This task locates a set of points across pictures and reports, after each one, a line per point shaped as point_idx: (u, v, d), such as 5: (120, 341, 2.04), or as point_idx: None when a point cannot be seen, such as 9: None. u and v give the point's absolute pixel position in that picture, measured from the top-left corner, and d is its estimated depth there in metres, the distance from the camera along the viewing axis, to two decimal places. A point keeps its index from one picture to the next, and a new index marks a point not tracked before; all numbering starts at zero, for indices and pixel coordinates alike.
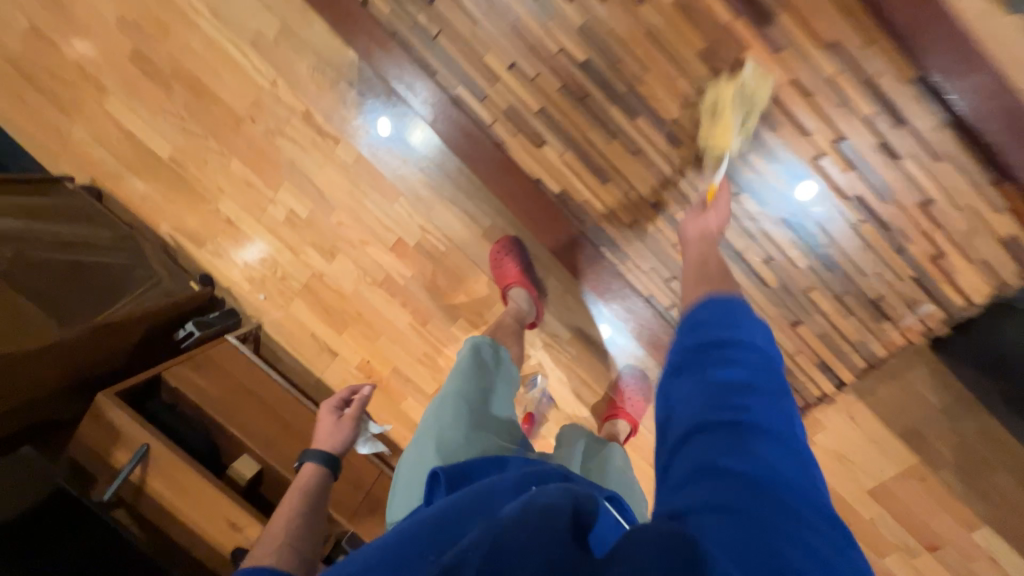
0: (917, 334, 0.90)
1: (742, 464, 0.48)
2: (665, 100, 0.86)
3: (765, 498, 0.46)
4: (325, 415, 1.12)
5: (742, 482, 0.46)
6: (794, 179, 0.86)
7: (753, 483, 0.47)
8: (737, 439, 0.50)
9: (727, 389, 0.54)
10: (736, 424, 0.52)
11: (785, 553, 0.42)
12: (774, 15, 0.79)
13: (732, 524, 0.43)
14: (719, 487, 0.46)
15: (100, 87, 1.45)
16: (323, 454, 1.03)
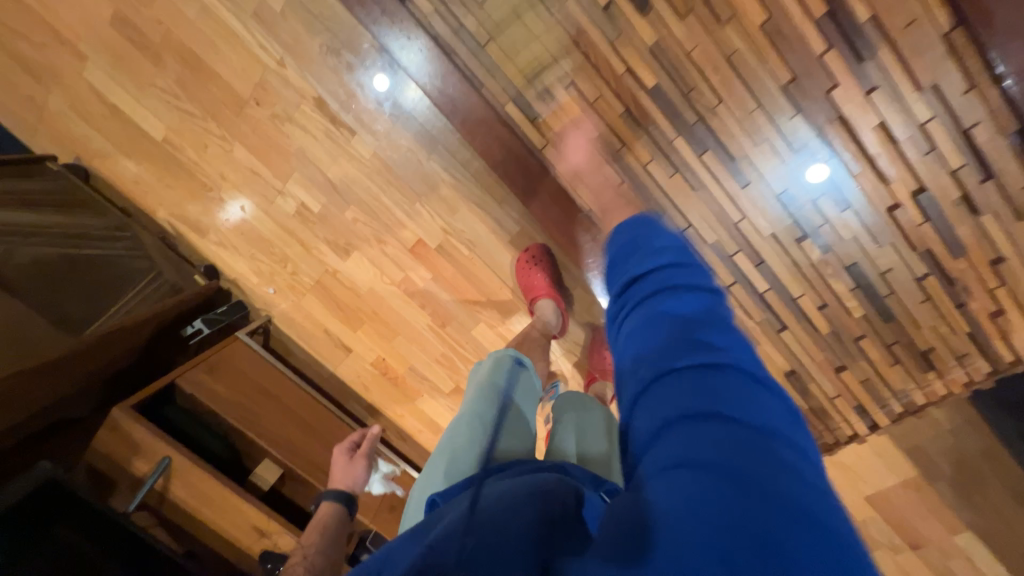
0: (961, 386, 0.89)
1: (712, 402, 0.39)
2: (737, 133, 0.79)
3: (740, 442, 0.36)
4: (338, 458, 1.23)
5: (712, 433, 0.37)
6: (863, 227, 0.81)
7: (722, 427, 0.37)
8: (694, 372, 0.42)
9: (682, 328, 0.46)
10: (690, 366, 0.43)
11: (768, 496, 0.31)
12: (872, 49, 0.71)
13: (699, 474, 0.34)
14: (689, 441, 0.37)
15: (79, 53, 1.28)
16: (340, 491, 1.12)
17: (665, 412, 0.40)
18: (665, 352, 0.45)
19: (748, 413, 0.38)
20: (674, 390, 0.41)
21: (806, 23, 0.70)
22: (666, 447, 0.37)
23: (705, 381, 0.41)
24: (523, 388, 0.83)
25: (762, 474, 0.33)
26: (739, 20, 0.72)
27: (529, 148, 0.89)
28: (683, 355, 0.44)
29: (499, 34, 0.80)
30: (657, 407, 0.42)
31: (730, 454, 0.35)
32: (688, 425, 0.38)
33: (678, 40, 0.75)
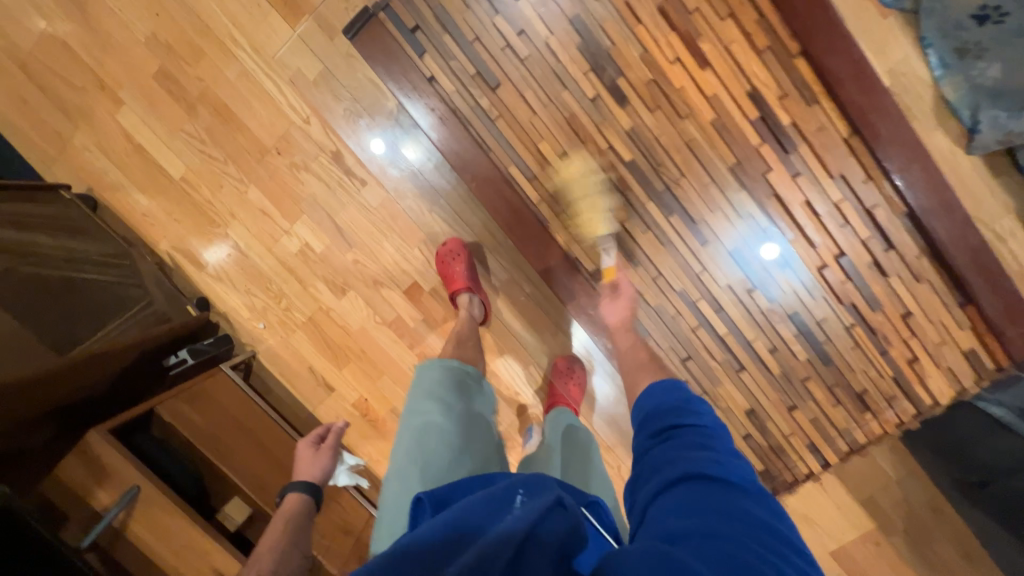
0: (894, 426, 1.02)
1: (734, 504, 0.56)
2: (697, 203, 0.96)
3: (742, 525, 0.52)
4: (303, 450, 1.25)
5: (724, 516, 0.53)
6: (801, 283, 0.97)
7: (728, 512, 0.53)
8: (719, 483, 0.58)
9: (704, 445, 0.65)
10: (708, 473, 0.60)
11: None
12: (795, 145, 0.91)
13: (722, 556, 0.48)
14: (713, 524, 0.53)
15: (116, 98, 1.40)
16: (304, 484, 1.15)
17: (691, 499, 0.57)
18: (698, 459, 0.62)
19: (747, 508, 0.55)
20: (699, 487, 0.58)
21: (745, 123, 0.91)
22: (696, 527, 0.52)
23: (723, 488, 0.57)
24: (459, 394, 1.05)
25: (763, 554, 0.49)
26: (695, 117, 0.92)
27: (526, 203, 1.00)
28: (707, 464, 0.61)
29: (506, 111, 0.95)
30: (679, 493, 0.58)
31: (735, 533, 0.51)
32: (707, 507, 0.54)
33: (648, 127, 0.93)
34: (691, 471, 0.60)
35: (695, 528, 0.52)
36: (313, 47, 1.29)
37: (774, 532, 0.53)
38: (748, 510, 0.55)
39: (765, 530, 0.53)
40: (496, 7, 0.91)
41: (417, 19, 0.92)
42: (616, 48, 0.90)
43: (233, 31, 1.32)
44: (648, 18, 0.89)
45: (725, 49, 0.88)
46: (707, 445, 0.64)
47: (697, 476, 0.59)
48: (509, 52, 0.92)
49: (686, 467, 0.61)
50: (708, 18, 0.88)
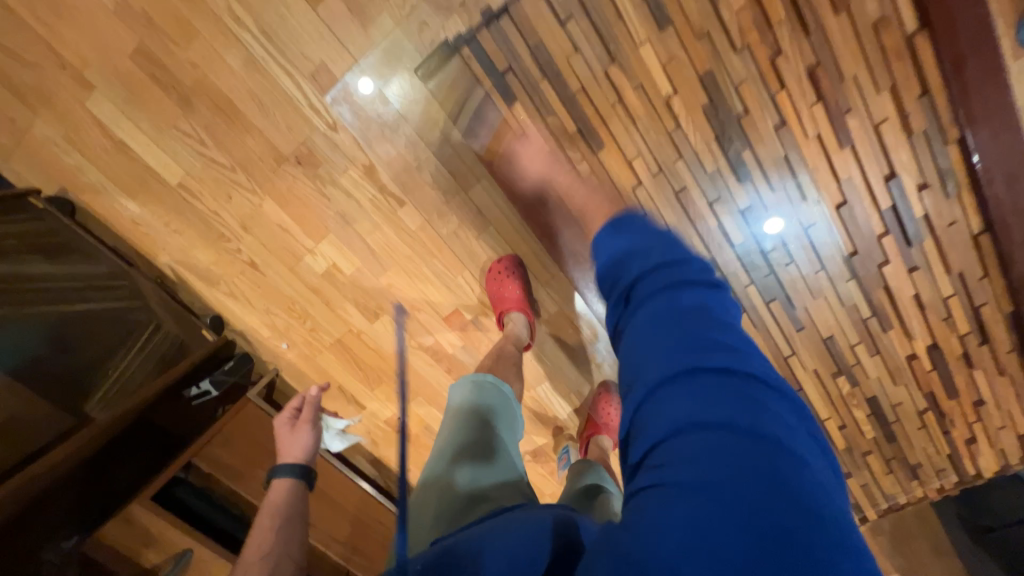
0: (934, 491, 1.10)
1: (738, 418, 0.39)
2: (801, 290, 0.89)
3: (735, 454, 0.37)
4: (280, 428, 0.96)
5: (707, 446, 0.38)
6: (887, 370, 0.96)
7: (712, 440, 0.38)
8: (720, 387, 0.42)
9: (694, 331, 0.46)
10: (692, 369, 0.43)
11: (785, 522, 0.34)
12: (919, 238, 0.83)
13: (710, 509, 0.35)
14: (696, 456, 0.38)
15: (82, 80, 1.11)
16: (293, 465, 0.88)
17: (675, 419, 0.41)
18: (672, 359, 0.44)
19: (738, 413, 0.40)
20: (675, 399, 0.42)
21: (873, 210, 0.82)
22: (678, 462, 0.38)
23: (707, 391, 0.41)
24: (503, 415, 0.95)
25: (763, 492, 0.35)
26: (820, 200, 0.82)
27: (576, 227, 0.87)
28: (684, 361, 0.44)
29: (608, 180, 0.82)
30: (656, 403, 0.43)
31: (723, 472, 0.36)
32: (682, 437, 0.39)
33: (766, 207, 0.83)
34: (660, 377, 0.44)
35: (671, 471, 0.38)
36: (342, 37, 1.04)
37: (779, 446, 0.38)
38: (740, 422, 0.39)
39: (765, 446, 0.38)
40: (611, 53, 0.73)
41: (511, 61, 0.74)
42: (749, 116, 0.76)
43: (234, 5, 1.03)
44: (794, 83, 0.73)
45: (873, 126, 0.76)
46: (686, 327, 0.46)
47: (667, 385, 0.43)
48: (620, 109, 0.77)
49: (656, 372, 0.44)
50: (864, 88, 0.73)
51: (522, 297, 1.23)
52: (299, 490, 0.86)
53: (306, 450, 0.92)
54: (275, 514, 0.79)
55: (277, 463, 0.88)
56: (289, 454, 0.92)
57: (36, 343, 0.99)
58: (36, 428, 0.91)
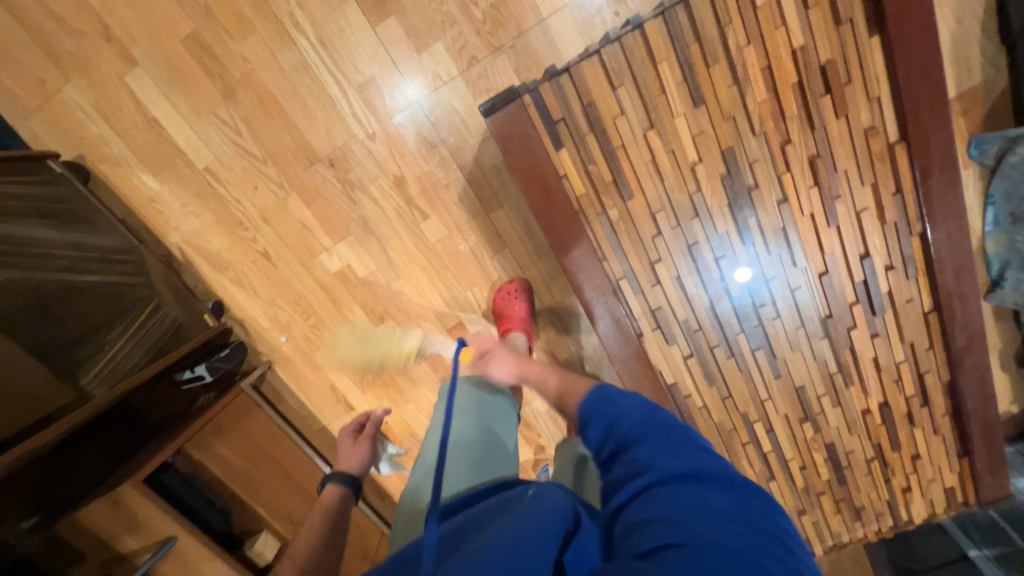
0: (873, 533, 1.22)
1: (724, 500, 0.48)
2: (782, 342, 1.01)
3: (723, 531, 0.44)
4: (342, 439, 0.98)
5: (701, 522, 0.44)
6: (844, 420, 1.09)
7: (703, 513, 0.46)
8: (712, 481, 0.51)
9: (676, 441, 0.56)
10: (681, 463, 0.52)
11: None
12: (883, 310, 0.98)
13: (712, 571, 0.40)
14: (690, 527, 0.44)
15: (126, 55, 1.13)
16: (345, 475, 0.89)
17: (673, 497, 0.48)
18: (668, 456, 0.53)
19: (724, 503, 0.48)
20: (666, 487, 0.50)
21: (848, 281, 0.96)
22: (682, 528, 0.44)
23: (698, 479, 0.51)
24: (498, 414, 0.96)
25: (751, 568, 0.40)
26: (807, 267, 0.95)
27: (595, 245, 0.94)
28: (672, 459, 0.53)
29: (631, 224, 0.92)
30: (652, 488, 0.50)
31: (716, 540, 0.43)
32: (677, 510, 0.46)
33: (762, 266, 0.95)
34: (664, 466, 0.52)
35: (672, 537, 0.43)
36: (396, 60, 1.11)
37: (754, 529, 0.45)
38: (722, 505, 0.47)
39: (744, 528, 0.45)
40: (651, 119, 0.85)
41: (564, 112, 0.85)
42: (757, 189, 0.88)
43: (296, 12, 1.09)
44: (798, 167, 0.86)
45: (855, 212, 0.90)
46: (669, 439, 0.57)
47: (670, 477, 0.51)
48: (651, 167, 0.88)
49: (654, 466, 0.52)
50: (852, 180, 0.87)
51: (526, 318, 1.28)
52: (346, 502, 0.86)
53: (360, 463, 0.93)
54: (325, 515, 0.81)
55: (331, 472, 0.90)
56: (345, 465, 0.93)
57: (32, 309, 0.95)
58: (20, 385, 0.88)
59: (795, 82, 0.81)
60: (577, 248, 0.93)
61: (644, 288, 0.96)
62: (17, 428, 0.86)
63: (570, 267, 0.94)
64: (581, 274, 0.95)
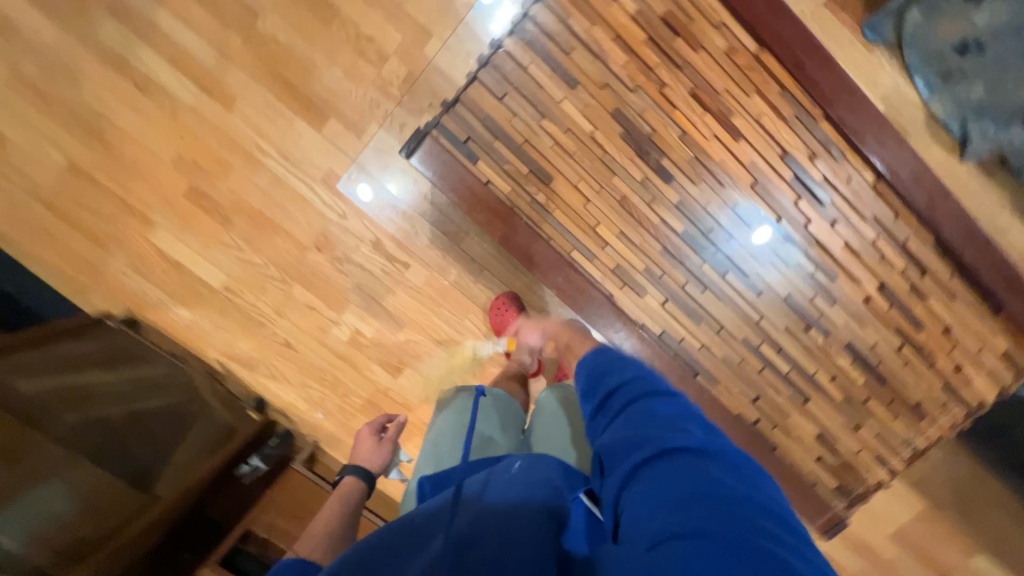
0: (950, 428, 1.11)
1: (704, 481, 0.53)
2: (748, 259, 1.04)
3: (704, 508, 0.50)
4: (366, 438, 1.05)
5: (682, 500, 0.51)
6: (851, 316, 1.06)
7: (689, 496, 0.51)
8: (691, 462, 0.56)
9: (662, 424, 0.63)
10: (670, 448, 0.58)
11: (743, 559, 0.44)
12: (829, 196, 1.00)
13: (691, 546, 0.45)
14: (679, 511, 0.50)
15: (147, 220, 1.41)
16: (362, 470, 0.97)
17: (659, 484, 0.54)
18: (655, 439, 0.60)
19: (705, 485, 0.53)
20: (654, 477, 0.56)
21: (782, 182, 1.00)
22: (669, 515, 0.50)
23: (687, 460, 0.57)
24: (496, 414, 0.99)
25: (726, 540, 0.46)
26: (736, 184, 1.00)
27: (539, 231, 1.03)
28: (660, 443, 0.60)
29: (561, 202, 1.02)
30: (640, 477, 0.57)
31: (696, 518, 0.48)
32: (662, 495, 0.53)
33: (693, 198, 1.01)
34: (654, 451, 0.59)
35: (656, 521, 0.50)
36: (344, 148, 1.33)
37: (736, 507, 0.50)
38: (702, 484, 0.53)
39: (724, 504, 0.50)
40: (540, 110, 0.98)
41: (468, 132, 0.99)
42: (656, 133, 0.98)
43: (258, 141, 1.34)
44: (682, 102, 0.96)
45: (755, 120, 0.97)
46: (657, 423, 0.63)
47: (658, 459, 0.58)
48: (558, 148, 0.99)
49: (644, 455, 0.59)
50: (736, 95, 0.96)
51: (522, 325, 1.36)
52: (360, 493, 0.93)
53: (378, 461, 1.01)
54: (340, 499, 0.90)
55: (349, 464, 0.98)
56: (364, 460, 1.01)
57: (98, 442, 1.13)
58: (90, 509, 1.06)
59: (645, 38, 0.94)
60: (522, 237, 1.02)
61: (598, 253, 1.04)
62: (91, 544, 1.03)
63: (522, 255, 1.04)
64: (536, 259, 1.04)
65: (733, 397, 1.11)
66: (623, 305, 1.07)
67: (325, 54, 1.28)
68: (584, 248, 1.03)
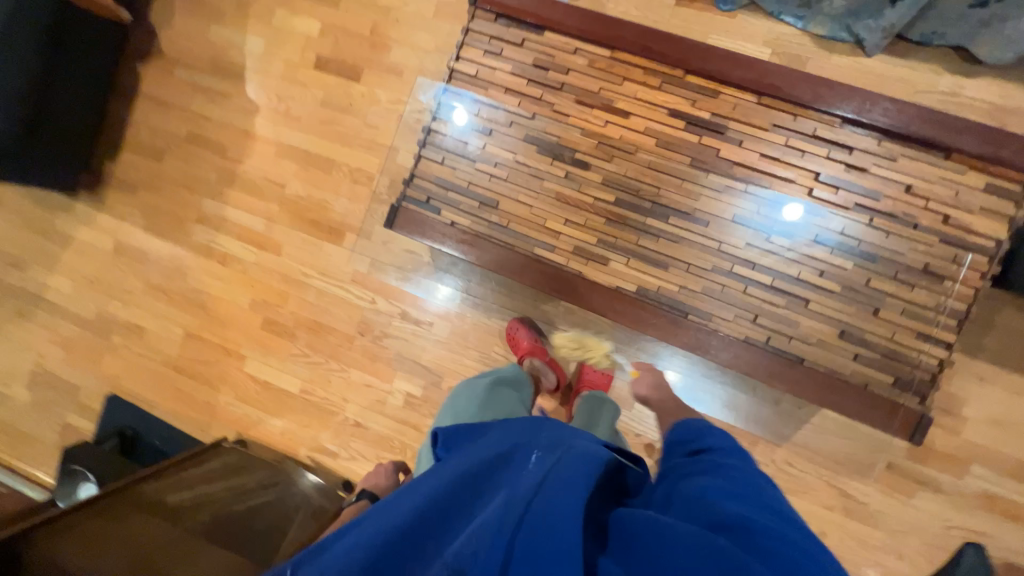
0: (978, 279, 1.05)
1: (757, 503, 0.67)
2: (684, 200, 1.17)
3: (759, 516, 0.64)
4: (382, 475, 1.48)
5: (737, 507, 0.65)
6: (805, 211, 1.12)
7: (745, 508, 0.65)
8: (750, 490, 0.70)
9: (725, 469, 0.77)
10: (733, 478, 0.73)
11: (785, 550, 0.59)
12: (726, 125, 1.15)
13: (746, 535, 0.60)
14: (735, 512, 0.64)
15: (240, 356, 1.83)
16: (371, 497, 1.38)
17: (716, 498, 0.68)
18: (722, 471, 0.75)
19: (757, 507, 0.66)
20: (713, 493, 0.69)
21: (681, 131, 1.17)
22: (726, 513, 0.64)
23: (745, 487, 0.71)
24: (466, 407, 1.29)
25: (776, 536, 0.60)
26: (644, 148, 1.18)
27: (504, 244, 1.24)
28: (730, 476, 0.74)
29: (511, 216, 1.24)
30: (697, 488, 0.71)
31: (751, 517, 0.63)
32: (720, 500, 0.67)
33: (614, 172, 1.20)
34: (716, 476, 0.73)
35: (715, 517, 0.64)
36: (361, 250, 1.71)
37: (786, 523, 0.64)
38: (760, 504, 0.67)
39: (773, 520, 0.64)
40: (471, 157, 1.27)
41: (426, 193, 1.29)
42: (562, 138, 1.22)
43: (303, 269, 1.77)
44: (573, 110, 1.22)
45: (635, 97, 1.19)
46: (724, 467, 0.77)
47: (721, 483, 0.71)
48: (493, 178, 1.25)
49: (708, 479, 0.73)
50: (611, 87, 1.20)
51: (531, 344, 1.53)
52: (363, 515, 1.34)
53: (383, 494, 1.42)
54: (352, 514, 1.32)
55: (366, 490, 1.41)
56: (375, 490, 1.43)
57: (221, 532, 1.39)
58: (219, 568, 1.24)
59: (526, 80, 1.24)
60: (489, 253, 1.24)
61: (556, 243, 1.22)
62: None
63: (497, 267, 1.24)
64: (509, 266, 1.23)
65: (733, 324, 1.14)
66: (595, 277, 1.20)
67: (332, 192, 1.74)
68: (544, 243, 1.22)
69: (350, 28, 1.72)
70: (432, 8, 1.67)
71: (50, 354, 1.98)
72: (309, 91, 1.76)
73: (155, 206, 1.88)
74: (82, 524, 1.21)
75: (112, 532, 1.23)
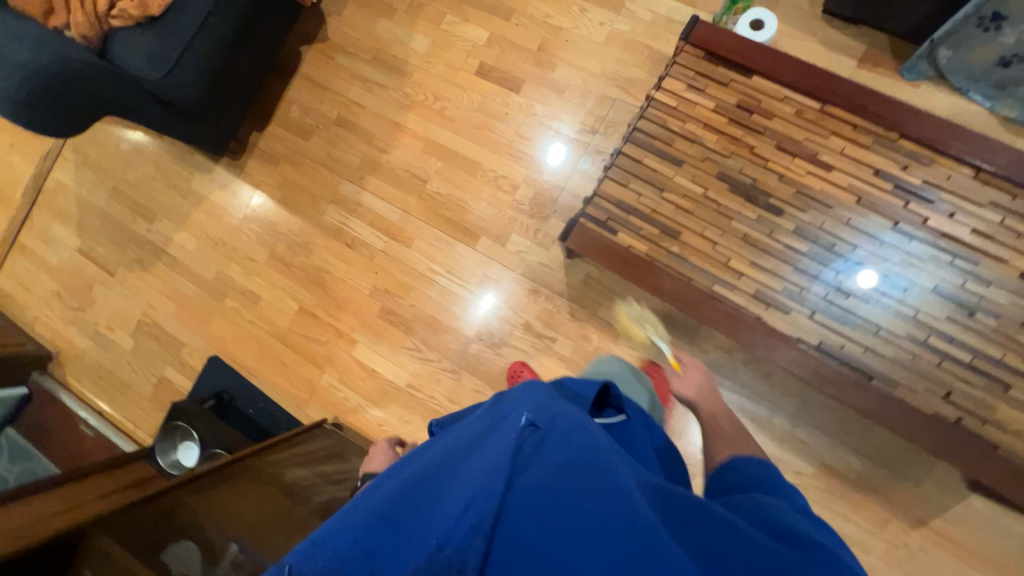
0: None
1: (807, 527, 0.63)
2: (882, 262, 1.14)
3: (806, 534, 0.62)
4: None
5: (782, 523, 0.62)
6: (1013, 293, 1.09)
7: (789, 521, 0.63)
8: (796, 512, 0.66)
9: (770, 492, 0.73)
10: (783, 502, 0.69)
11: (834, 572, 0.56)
12: (936, 195, 1.14)
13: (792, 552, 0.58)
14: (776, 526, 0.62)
15: (351, 340, 1.83)
16: None
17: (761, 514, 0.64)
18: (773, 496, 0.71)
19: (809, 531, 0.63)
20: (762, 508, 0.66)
21: (884, 193, 1.16)
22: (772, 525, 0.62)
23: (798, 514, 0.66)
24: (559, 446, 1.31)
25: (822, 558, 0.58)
26: (843, 203, 1.17)
27: (680, 276, 1.23)
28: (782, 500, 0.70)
29: (692, 248, 1.23)
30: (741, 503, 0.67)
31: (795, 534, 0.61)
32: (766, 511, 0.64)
33: (808, 222, 1.19)
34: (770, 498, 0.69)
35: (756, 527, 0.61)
36: (494, 256, 1.72)
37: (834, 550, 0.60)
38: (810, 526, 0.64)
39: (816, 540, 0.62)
40: (658, 185, 1.27)
41: (606, 213, 1.29)
42: (758, 181, 1.22)
43: (430, 265, 1.78)
44: (772, 155, 1.22)
45: (840, 153, 1.19)
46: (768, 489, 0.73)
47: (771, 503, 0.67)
48: (678, 209, 1.25)
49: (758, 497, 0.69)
50: (816, 139, 1.20)
51: None
52: None
53: None
54: None
55: None
56: None
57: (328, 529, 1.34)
58: None
59: (727, 120, 1.25)
60: (667, 281, 1.22)
61: (735, 282, 1.20)
62: None
63: (670, 297, 1.22)
64: (684, 299, 1.21)
65: (920, 396, 1.10)
66: (774, 324, 1.17)
67: (473, 195, 1.76)
68: (722, 281, 1.21)
69: (518, 42, 1.78)
70: (604, 35, 1.71)
71: (161, 306, 2.03)
72: (467, 95, 1.81)
73: (292, 181, 1.94)
74: (187, 514, 1.18)
75: (221, 523, 1.20)
